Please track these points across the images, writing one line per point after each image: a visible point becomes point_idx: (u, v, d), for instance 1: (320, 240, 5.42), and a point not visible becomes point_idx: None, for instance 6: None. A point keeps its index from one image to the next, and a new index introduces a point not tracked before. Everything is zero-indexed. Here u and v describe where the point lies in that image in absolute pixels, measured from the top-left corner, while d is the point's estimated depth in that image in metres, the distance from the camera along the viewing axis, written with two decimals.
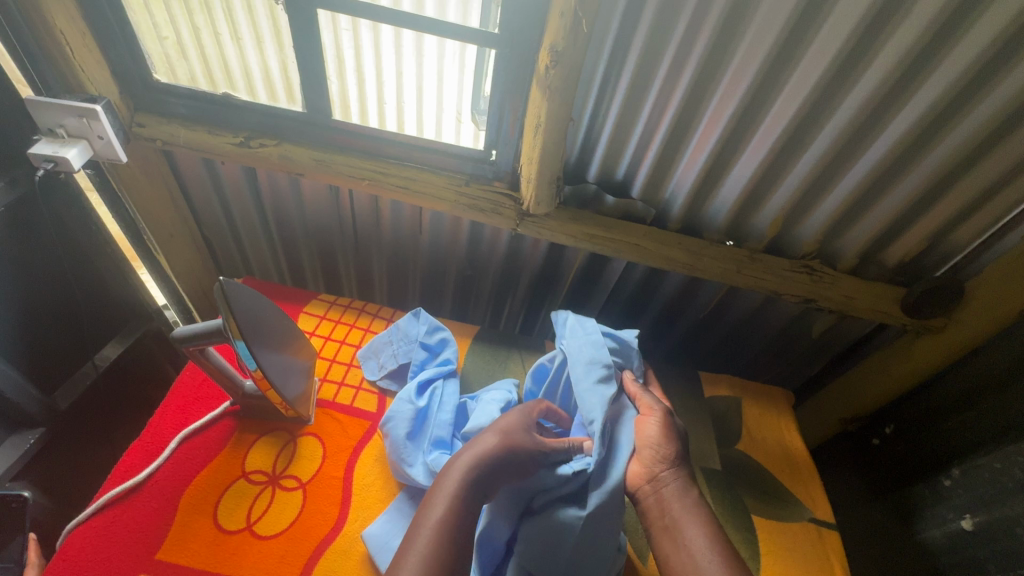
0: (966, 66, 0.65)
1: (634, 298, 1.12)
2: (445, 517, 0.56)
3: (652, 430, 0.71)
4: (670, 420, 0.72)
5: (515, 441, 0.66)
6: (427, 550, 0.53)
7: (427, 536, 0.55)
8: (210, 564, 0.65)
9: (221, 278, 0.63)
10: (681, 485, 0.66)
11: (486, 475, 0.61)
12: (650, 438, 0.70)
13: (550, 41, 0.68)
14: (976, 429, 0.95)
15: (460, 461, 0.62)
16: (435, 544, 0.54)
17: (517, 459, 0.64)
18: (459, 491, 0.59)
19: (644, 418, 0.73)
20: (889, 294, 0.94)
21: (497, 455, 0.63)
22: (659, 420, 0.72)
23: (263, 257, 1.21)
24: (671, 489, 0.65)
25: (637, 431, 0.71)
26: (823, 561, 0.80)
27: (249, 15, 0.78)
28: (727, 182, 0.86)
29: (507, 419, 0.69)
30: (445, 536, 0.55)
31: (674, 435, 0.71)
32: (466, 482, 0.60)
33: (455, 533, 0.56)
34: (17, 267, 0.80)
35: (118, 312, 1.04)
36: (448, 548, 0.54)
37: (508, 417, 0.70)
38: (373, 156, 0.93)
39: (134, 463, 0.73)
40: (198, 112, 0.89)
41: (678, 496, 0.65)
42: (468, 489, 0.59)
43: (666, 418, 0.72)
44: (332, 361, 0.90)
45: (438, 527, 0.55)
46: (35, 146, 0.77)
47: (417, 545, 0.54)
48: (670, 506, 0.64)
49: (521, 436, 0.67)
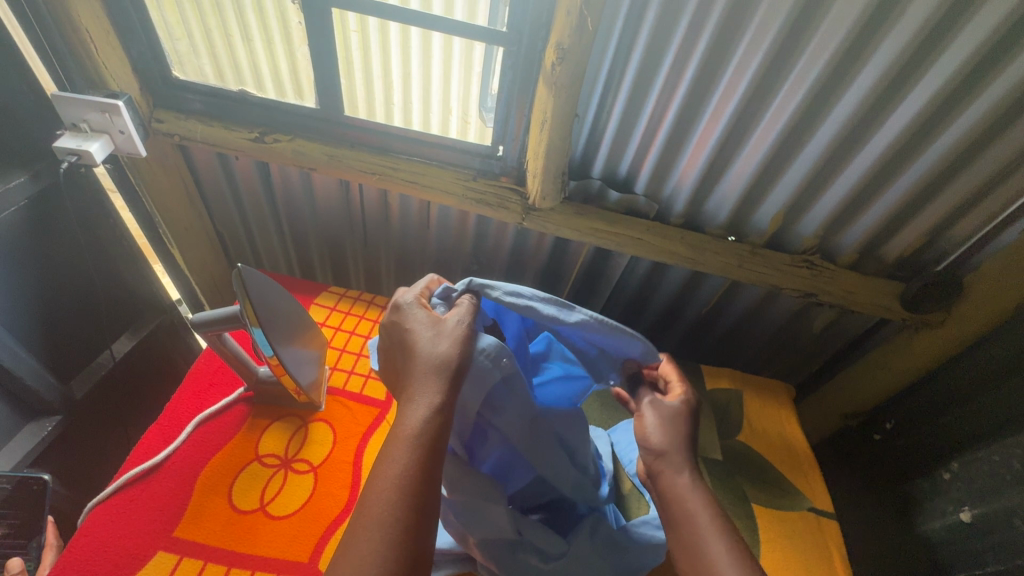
0: (959, 66, 0.67)
1: (638, 293, 1.13)
2: (407, 471, 0.51)
3: (650, 427, 0.67)
4: (670, 417, 0.67)
5: (436, 387, 0.55)
6: (390, 518, 0.48)
7: (385, 495, 0.49)
8: (226, 542, 0.67)
9: (239, 266, 0.66)
10: (676, 472, 0.64)
11: (442, 405, 0.55)
12: (647, 432, 0.67)
13: (557, 40, 0.72)
14: (974, 424, 0.97)
15: (414, 399, 0.55)
16: (400, 510, 0.49)
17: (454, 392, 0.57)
18: (415, 435, 0.52)
19: (642, 413, 0.68)
20: (888, 289, 0.96)
21: (456, 367, 0.57)
22: (656, 418, 0.67)
23: (274, 251, 1.23)
24: (662, 479, 0.64)
25: (637, 425, 0.68)
26: (823, 549, 0.82)
27: (260, 17, 0.81)
28: (727, 178, 0.89)
29: (439, 318, 0.61)
30: (409, 492, 0.50)
31: (676, 431, 0.66)
32: (425, 423, 0.53)
33: (419, 485, 0.50)
34: (38, 260, 0.83)
35: (136, 304, 1.07)
36: (421, 493, 0.50)
37: (436, 318, 0.61)
38: (382, 151, 0.95)
39: (152, 445, 0.75)
40: (214, 107, 0.92)
41: (679, 489, 0.62)
42: (425, 428, 0.53)
43: (679, 406, 0.67)
44: (342, 350, 0.93)
45: (399, 485, 0.50)
46: (60, 140, 0.80)
47: (376, 512, 0.48)
48: (678, 502, 0.62)
49: (439, 360, 0.57)
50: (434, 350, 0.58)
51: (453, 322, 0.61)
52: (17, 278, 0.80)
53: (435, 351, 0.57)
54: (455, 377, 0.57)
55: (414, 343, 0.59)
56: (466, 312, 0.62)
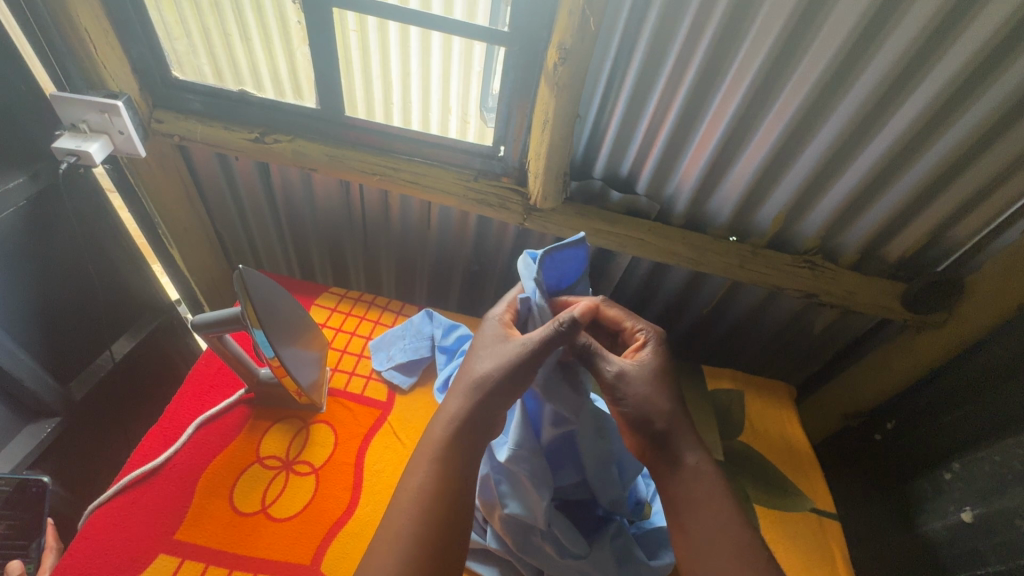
0: (961, 66, 0.67)
1: (639, 294, 1.13)
2: (427, 483, 0.56)
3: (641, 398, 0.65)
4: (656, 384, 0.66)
5: (464, 398, 0.61)
6: (414, 527, 0.53)
7: (411, 504, 0.55)
8: (227, 544, 0.67)
9: (239, 266, 0.65)
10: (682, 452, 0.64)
11: (467, 420, 0.60)
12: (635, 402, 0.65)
13: (559, 40, 0.72)
14: (976, 424, 0.97)
15: (444, 413, 0.61)
16: (421, 519, 0.54)
17: (485, 410, 0.60)
18: (436, 449, 0.58)
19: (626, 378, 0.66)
20: (889, 290, 0.96)
21: (496, 389, 0.61)
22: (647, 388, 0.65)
23: (274, 251, 1.23)
24: (664, 456, 0.64)
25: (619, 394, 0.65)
26: (825, 550, 0.82)
27: (258, 17, 0.81)
28: (729, 179, 0.88)
29: (497, 340, 0.65)
30: (427, 503, 0.54)
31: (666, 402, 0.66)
32: (447, 439, 0.59)
33: (440, 494, 0.55)
34: (37, 262, 0.83)
35: (135, 306, 1.07)
36: (443, 502, 0.55)
37: (493, 340, 0.66)
38: (382, 152, 0.95)
39: (153, 447, 0.75)
40: (213, 108, 0.91)
41: (693, 476, 0.63)
42: (447, 444, 0.58)
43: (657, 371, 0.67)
44: (343, 351, 0.92)
45: (420, 494, 0.55)
46: (59, 141, 0.80)
47: (399, 520, 0.54)
48: (691, 490, 0.62)
49: (477, 376, 0.62)
50: (479, 369, 0.63)
51: (509, 346, 0.63)
52: (15, 279, 0.79)
53: (475, 365, 0.64)
54: (490, 395, 0.61)
55: (472, 361, 0.65)
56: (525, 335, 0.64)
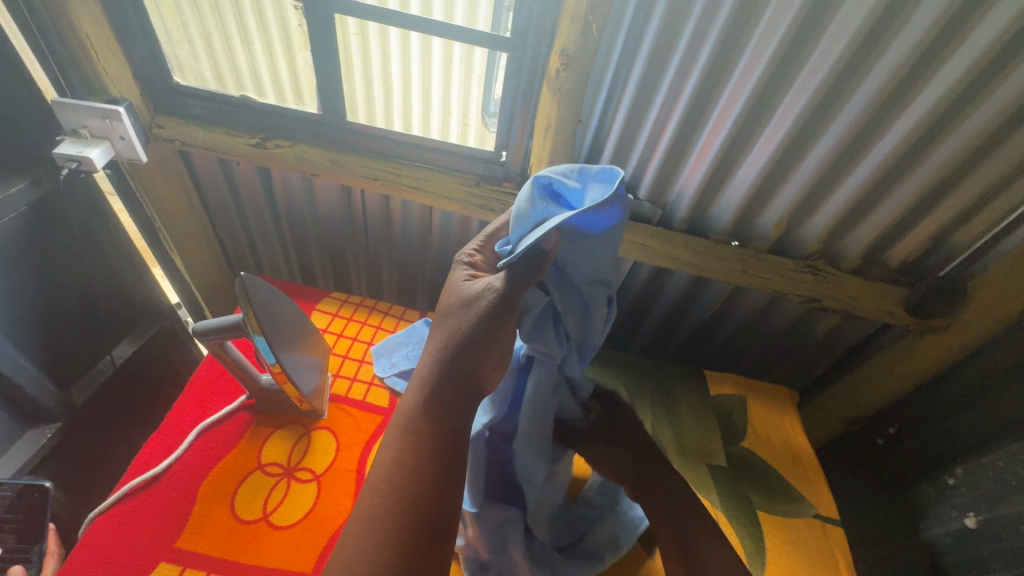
0: (963, 73, 0.67)
1: (641, 298, 1.13)
2: (397, 460, 0.51)
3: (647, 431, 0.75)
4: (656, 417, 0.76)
5: (432, 357, 0.57)
6: (385, 502, 0.48)
7: (379, 481, 0.50)
8: (229, 552, 0.66)
9: (242, 274, 0.65)
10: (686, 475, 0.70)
11: (437, 386, 0.55)
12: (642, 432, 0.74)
13: (562, 45, 0.74)
14: (976, 429, 0.99)
15: (415, 376, 0.57)
16: (394, 496, 0.48)
17: (452, 367, 0.56)
18: (406, 423, 0.53)
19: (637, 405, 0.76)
20: (892, 294, 0.95)
21: (465, 340, 0.57)
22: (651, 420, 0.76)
23: (275, 256, 1.23)
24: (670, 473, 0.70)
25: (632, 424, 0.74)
26: (829, 557, 0.81)
27: (261, 22, 0.81)
28: (732, 184, 0.88)
29: (465, 288, 0.61)
30: (399, 479, 0.49)
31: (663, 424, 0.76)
32: (420, 407, 0.54)
33: (413, 467, 0.50)
34: (38, 268, 0.82)
35: (134, 311, 1.06)
36: (417, 473, 0.50)
37: (462, 287, 0.62)
38: (384, 157, 0.94)
39: (154, 454, 0.75)
40: (214, 113, 0.91)
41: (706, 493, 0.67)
42: (422, 411, 0.54)
43: None
44: (344, 357, 0.92)
45: (387, 472, 0.50)
46: (59, 147, 0.79)
47: (368, 499, 0.49)
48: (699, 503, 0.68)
49: (447, 329, 0.58)
50: (449, 323, 0.59)
51: (476, 292, 0.59)
52: (17, 284, 0.79)
53: (446, 318, 0.60)
54: (458, 351, 0.57)
55: (440, 315, 0.61)
56: (496, 276, 0.59)
